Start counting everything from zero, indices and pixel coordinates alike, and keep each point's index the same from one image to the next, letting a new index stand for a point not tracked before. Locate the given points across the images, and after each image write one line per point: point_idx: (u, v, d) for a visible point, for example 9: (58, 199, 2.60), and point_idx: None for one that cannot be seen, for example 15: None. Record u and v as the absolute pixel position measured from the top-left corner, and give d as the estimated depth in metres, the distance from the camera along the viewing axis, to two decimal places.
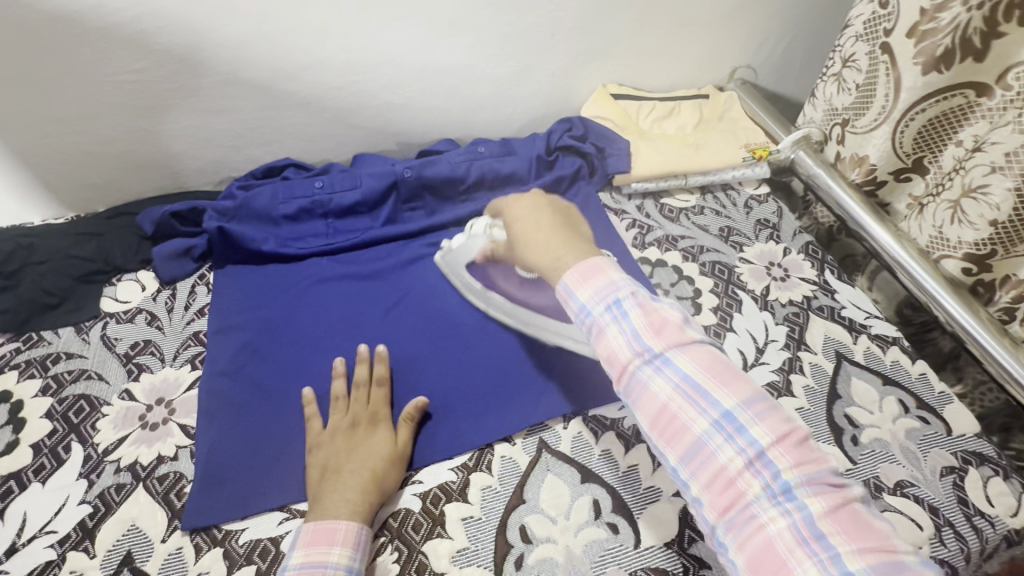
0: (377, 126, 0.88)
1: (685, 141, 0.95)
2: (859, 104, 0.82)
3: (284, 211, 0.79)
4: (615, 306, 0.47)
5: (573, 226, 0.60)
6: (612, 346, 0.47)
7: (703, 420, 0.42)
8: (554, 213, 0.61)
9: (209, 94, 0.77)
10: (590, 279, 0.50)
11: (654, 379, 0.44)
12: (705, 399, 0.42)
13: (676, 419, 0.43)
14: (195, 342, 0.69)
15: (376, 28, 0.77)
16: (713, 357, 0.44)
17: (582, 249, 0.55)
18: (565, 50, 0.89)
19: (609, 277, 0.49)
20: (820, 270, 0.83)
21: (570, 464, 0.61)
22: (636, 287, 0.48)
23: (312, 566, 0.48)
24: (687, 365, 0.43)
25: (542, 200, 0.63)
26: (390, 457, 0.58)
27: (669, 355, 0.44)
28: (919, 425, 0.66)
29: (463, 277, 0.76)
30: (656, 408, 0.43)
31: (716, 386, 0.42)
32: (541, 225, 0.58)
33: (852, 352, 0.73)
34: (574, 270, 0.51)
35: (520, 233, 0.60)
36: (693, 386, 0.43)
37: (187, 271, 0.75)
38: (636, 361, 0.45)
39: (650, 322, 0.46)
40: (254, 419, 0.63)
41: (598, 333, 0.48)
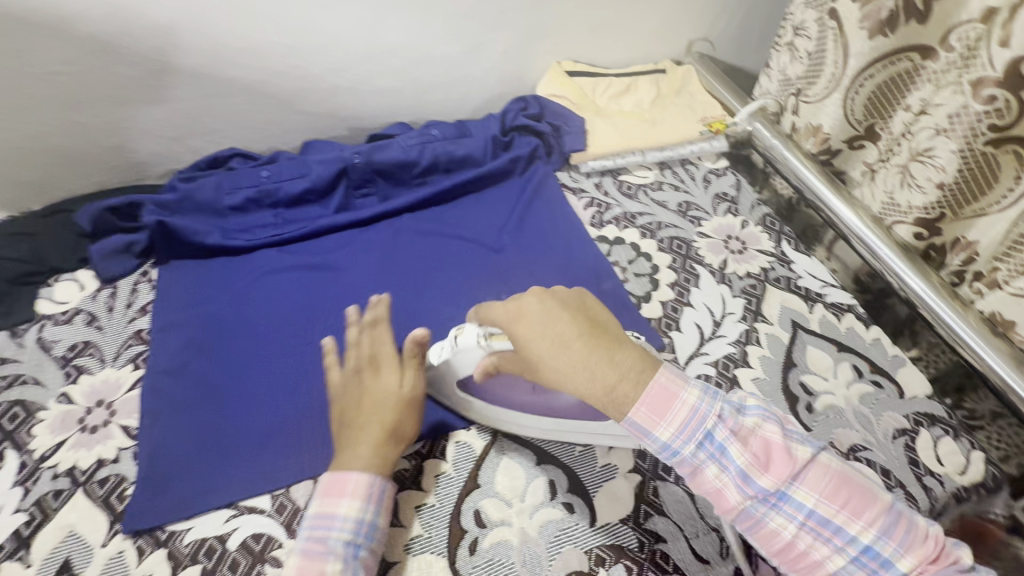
0: (326, 112, 0.86)
1: (642, 117, 0.94)
2: (810, 73, 0.81)
3: (230, 201, 0.77)
4: (707, 442, 0.45)
5: (604, 335, 0.47)
6: (715, 485, 0.45)
7: (836, 553, 0.43)
8: (578, 316, 0.47)
9: (141, 83, 0.74)
10: (667, 414, 0.45)
11: (774, 518, 0.43)
12: (837, 533, 0.43)
13: (804, 552, 0.43)
14: (137, 341, 0.67)
15: (316, 6, 0.74)
16: (834, 478, 0.44)
17: (631, 362, 0.46)
18: (517, 26, 0.86)
19: (688, 405, 0.45)
20: (777, 241, 0.83)
21: (526, 446, 0.60)
22: (720, 409, 0.46)
23: (323, 517, 0.49)
24: (810, 500, 0.43)
25: (545, 297, 0.49)
26: (402, 401, 0.57)
27: (785, 490, 0.43)
28: (872, 389, 0.67)
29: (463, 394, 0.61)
30: (779, 543, 0.44)
31: (846, 518, 0.42)
32: (569, 343, 0.46)
33: (809, 321, 0.73)
34: (643, 407, 0.45)
35: (539, 355, 0.47)
36: (822, 523, 0.43)
37: (127, 268, 0.72)
38: (748, 501, 0.44)
39: (754, 458, 0.44)
40: (201, 417, 0.61)
41: (692, 471, 0.46)
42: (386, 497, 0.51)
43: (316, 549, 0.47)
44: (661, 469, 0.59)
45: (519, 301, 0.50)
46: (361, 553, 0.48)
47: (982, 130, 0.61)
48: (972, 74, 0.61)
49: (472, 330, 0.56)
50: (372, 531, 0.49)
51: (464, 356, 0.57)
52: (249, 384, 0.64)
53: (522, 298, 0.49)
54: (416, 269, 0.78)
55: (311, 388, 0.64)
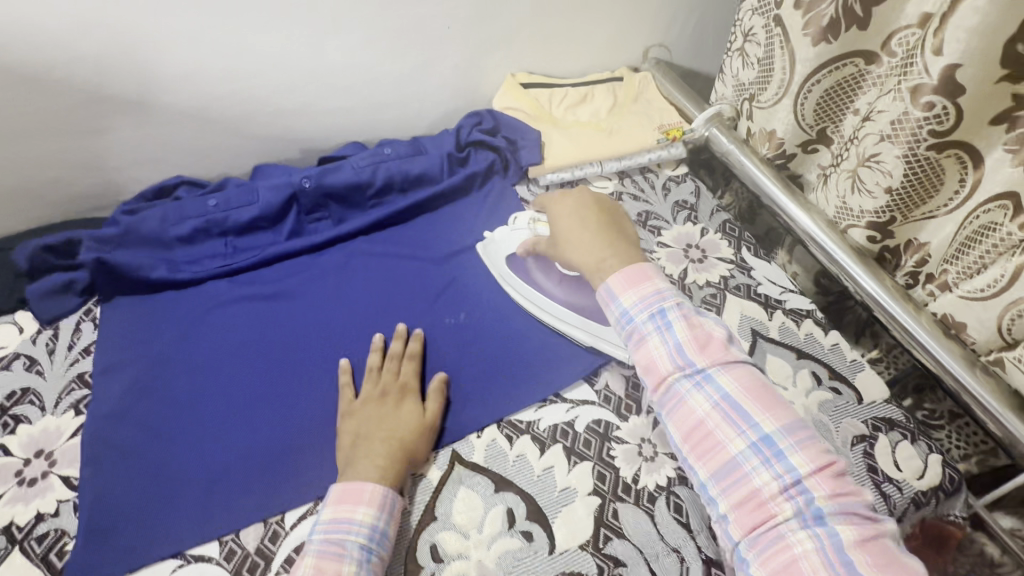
0: (274, 135, 0.84)
1: (599, 127, 0.93)
2: (761, 79, 0.81)
3: (177, 232, 0.75)
4: (659, 316, 0.53)
5: (616, 226, 0.64)
6: (652, 355, 0.52)
7: (739, 441, 0.46)
8: (600, 213, 0.65)
9: (76, 114, 0.71)
10: (633, 286, 0.55)
11: (692, 393, 0.49)
12: (744, 420, 0.47)
13: (712, 436, 0.47)
14: (80, 385, 0.64)
15: (254, 29, 0.72)
16: (754, 379, 0.49)
17: (627, 255, 0.60)
18: (466, 40, 0.85)
19: (655, 286, 0.55)
20: (737, 248, 0.82)
21: (483, 474, 0.59)
22: (681, 300, 0.54)
23: (338, 522, 0.49)
24: (730, 385, 0.49)
25: (582, 198, 0.67)
26: (420, 428, 0.59)
27: (712, 371, 0.50)
28: (832, 396, 0.66)
29: (500, 266, 0.76)
30: (691, 422, 0.48)
31: (757, 409, 0.47)
32: (586, 227, 0.64)
33: (768, 329, 0.73)
34: (620, 275, 0.57)
35: (560, 233, 0.66)
36: (733, 406, 0.48)
37: (69, 307, 0.70)
38: (676, 373, 0.51)
39: (694, 337, 0.51)
40: (148, 462, 0.59)
41: (638, 339, 0.54)
42: (397, 507, 0.52)
43: (333, 553, 0.47)
44: (622, 490, 0.58)
45: (565, 193, 0.69)
46: (373, 560, 0.48)
47: (924, 136, 0.61)
48: (909, 80, 0.60)
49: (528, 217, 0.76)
50: (383, 540, 0.50)
51: (515, 236, 0.76)
52: (199, 425, 0.62)
53: (567, 192, 0.69)
54: (369, 292, 0.75)
55: (263, 424, 0.62)
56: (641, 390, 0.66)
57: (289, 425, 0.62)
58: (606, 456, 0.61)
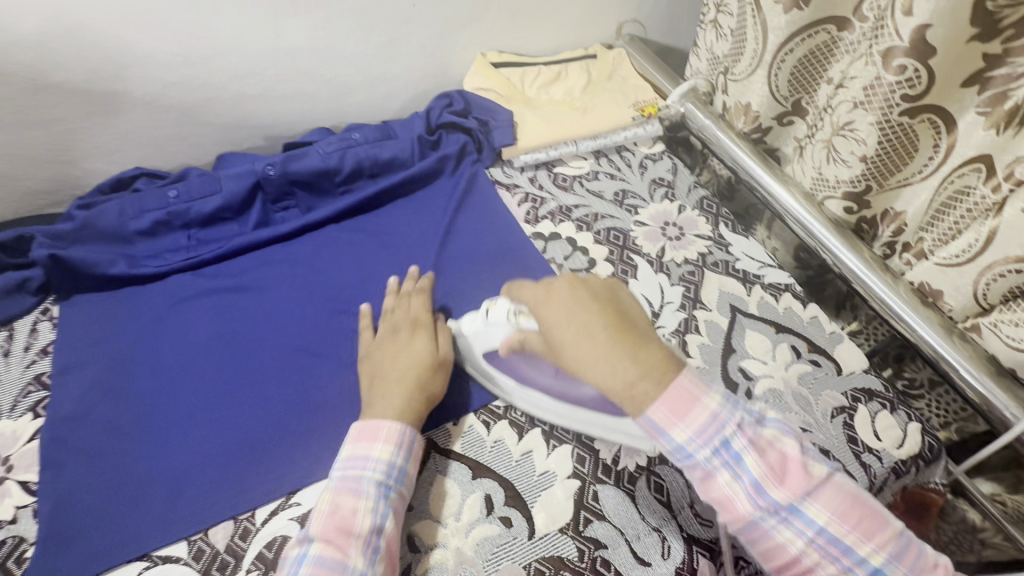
0: (235, 122, 0.81)
1: (573, 105, 0.91)
2: (734, 51, 0.80)
3: (136, 226, 0.71)
4: (723, 448, 0.44)
5: (632, 329, 0.49)
6: (725, 492, 0.44)
7: (844, 573, 0.42)
8: (607, 313, 0.49)
9: (19, 104, 0.68)
10: (684, 414, 0.45)
11: (781, 530, 0.43)
12: (846, 554, 0.42)
13: (811, 572, 0.43)
14: (37, 387, 0.62)
15: (206, 10, 0.69)
16: (847, 496, 0.44)
17: (658, 367, 0.47)
18: (432, 19, 0.83)
19: (709, 411, 0.45)
20: (715, 224, 0.81)
21: (460, 460, 0.58)
22: (740, 418, 0.46)
23: (358, 460, 0.52)
24: (823, 517, 0.43)
25: (576, 290, 0.51)
26: (433, 363, 0.60)
27: (798, 505, 0.43)
28: (811, 368, 0.66)
29: (480, 366, 0.62)
30: (784, 559, 0.43)
31: (855, 536, 0.42)
32: (597, 338, 0.48)
33: (747, 304, 0.72)
34: (662, 406, 0.46)
35: (561, 347, 0.49)
36: (831, 540, 0.42)
37: (24, 308, 0.67)
38: (758, 511, 0.43)
39: (768, 467, 0.44)
40: (111, 464, 0.56)
41: (701, 476, 0.45)
42: (415, 446, 0.54)
43: (350, 488, 0.50)
44: (601, 472, 0.58)
45: (551, 286, 0.52)
46: (391, 494, 0.51)
47: (896, 101, 0.60)
48: (880, 44, 0.59)
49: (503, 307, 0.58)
50: (401, 477, 0.52)
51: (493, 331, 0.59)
52: (164, 425, 0.59)
53: (554, 283, 0.52)
54: (340, 282, 0.73)
55: (233, 421, 0.60)
56: None
57: (260, 420, 0.60)
58: (585, 438, 0.60)
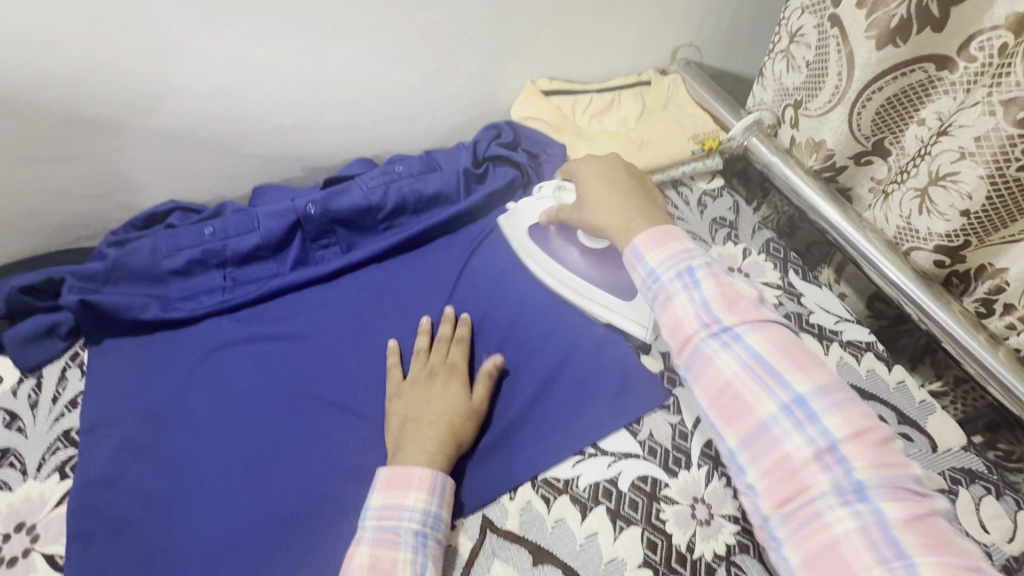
0: (274, 152, 0.77)
1: (628, 137, 0.86)
2: (810, 84, 0.74)
3: (170, 265, 0.67)
4: (686, 272, 0.49)
5: (650, 197, 0.60)
6: (678, 314, 0.48)
7: (770, 402, 0.42)
8: (620, 175, 0.62)
9: (48, 139, 0.64)
10: (659, 244, 0.52)
11: (720, 354, 0.45)
12: (775, 380, 0.43)
13: (739, 397, 0.44)
14: (65, 444, 0.58)
15: (246, 39, 0.64)
16: (788, 340, 0.45)
17: (656, 214, 0.57)
18: (482, 45, 0.78)
19: (683, 245, 0.51)
20: (784, 271, 0.75)
21: (519, 544, 0.53)
22: (710, 259, 0.50)
23: (391, 508, 0.49)
24: (760, 343, 0.44)
25: (615, 161, 0.64)
26: (470, 412, 0.58)
27: (741, 332, 0.45)
28: (902, 443, 0.60)
29: (521, 236, 0.74)
30: (718, 385, 0.45)
31: (790, 368, 0.43)
32: (614, 189, 0.60)
33: (825, 365, 0.66)
34: (646, 236, 0.53)
35: (585, 200, 0.62)
36: (762, 365, 0.44)
37: (53, 353, 0.63)
38: (703, 333, 0.46)
39: (722, 292, 0.47)
40: (144, 538, 0.52)
41: (663, 299, 0.50)
42: (449, 490, 0.52)
43: (388, 540, 0.48)
44: (675, 561, 0.52)
45: (598, 157, 0.65)
46: (429, 544, 0.49)
47: (1016, 155, 0.54)
48: (1002, 91, 0.54)
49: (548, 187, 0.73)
50: (437, 523, 0.50)
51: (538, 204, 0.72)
52: (199, 492, 0.55)
53: (596, 156, 0.65)
54: (382, 329, 0.68)
55: (273, 489, 0.55)
56: (689, 440, 0.59)
57: (300, 487, 0.56)
58: (656, 520, 0.54)
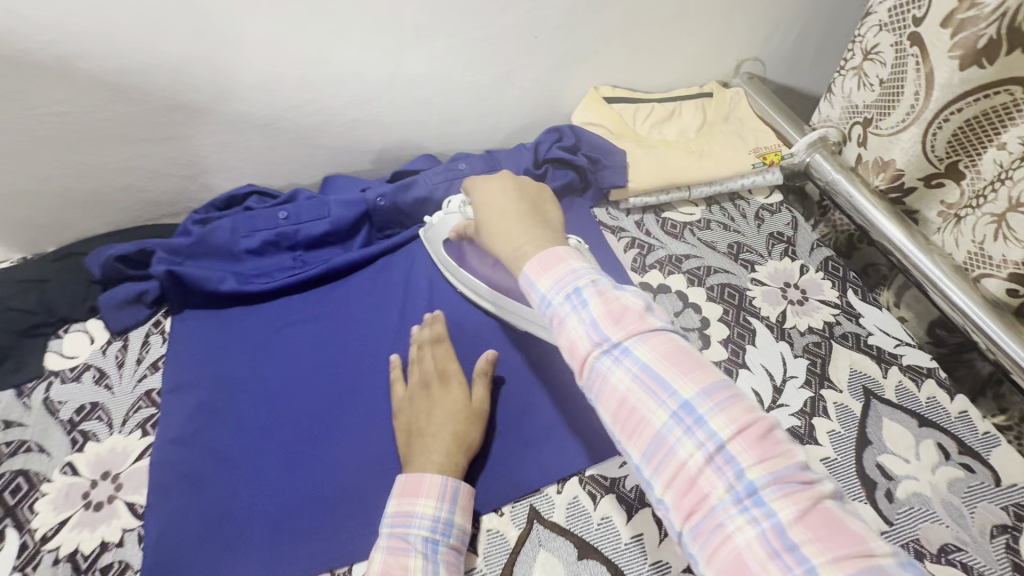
0: (347, 145, 0.81)
1: (688, 147, 0.86)
2: (882, 102, 0.73)
3: (246, 245, 0.72)
4: (573, 293, 0.44)
5: (541, 217, 0.55)
6: (571, 337, 0.43)
7: (662, 411, 0.39)
8: (522, 200, 0.57)
9: (148, 123, 0.69)
10: (549, 268, 0.47)
11: (612, 370, 0.41)
12: (665, 389, 0.39)
13: (635, 411, 0.39)
14: (147, 403, 0.62)
15: (334, 38, 0.68)
16: (677, 347, 0.41)
17: (542, 237, 0.52)
18: (551, 51, 0.80)
19: (569, 266, 0.46)
20: (842, 290, 0.74)
21: (565, 536, 0.54)
22: (597, 275, 0.46)
23: (402, 516, 0.49)
24: (648, 355, 0.40)
25: (505, 182, 0.58)
26: (471, 414, 0.58)
27: (629, 345, 0.41)
28: (963, 474, 0.58)
29: (439, 252, 0.73)
30: (616, 401, 0.40)
31: (676, 375, 0.39)
32: (504, 213, 0.55)
33: (883, 388, 0.65)
34: (534, 260, 0.48)
35: (486, 222, 0.56)
36: (652, 375, 0.40)
37: (139, 319, 0.68)
38: (596, 351, 0.42)
39: (608, 309, 0.43)
40: (215, 495, 0.56)
41: (557, 324, 0.45)
42: (461, 495, 0.51)
43: (397, 547, 0.47)
44: None
45: (488, 180, 0.60)
46: (441, 549, 0.48)
47: None
48: None
49: (461, 199, 0.69)
50: (449, 530, 0.49)
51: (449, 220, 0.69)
52: (265, 457, 0.58)
53: (490, 178, 0.60)
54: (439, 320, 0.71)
55: (333, 461, 0.58)
56: None
57: (357, 461, 0.59)
58: None
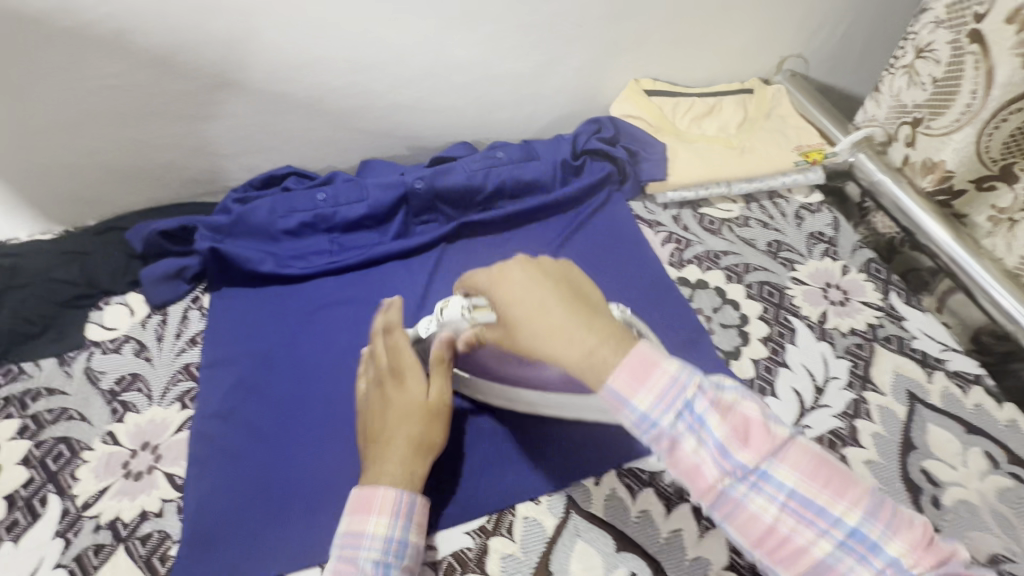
0: (385, 129, 0.81)
1: (728, 143, 0.85)
2: (934, 102, 0.71)
3: (284, 225, 0.71)
4: (686, 411, 0.39)
5: (592, 309, 0.44)
6: (692, 461, 0.38)
7: (817, 534, 0.36)
8: (560, 284, 0.45)
9: (194, 100, 0.70)
10: (644, 380, 0.40)
11: (752, 497, 0.37)
12: (814, 510, 0.36)
13: (786, 539, 0.36)
14: (185, 377, 0.63)
15: (382, 20, 0.68)
16: (815, 457, 0.38)
17: (612, 331, 0.42)
18: (595, 40, 0.79)
19: (669, 376, 0.40)
20: (885, 292, 0.73)
21: (603, 528, 0.53)
22: (699, 378, 0.40)
23: (352, 536, 0.46)
24: (790, 477, 0.37)
25: (529, 270, 0.45)
26: (428, 413, 0.53)
27: (764, 467, 0.37)
28: (1012, 483, 0.57)
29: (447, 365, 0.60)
30: (758, 529, 0.37)
31: (823, 494, 0.37)
32: (551, 314, 0.43)
33: (927, 393, 0.63)
34: (620, 371, 0.40)
35: (523, 327, 0.43)
36: (799, 498, 0.37)
37: (178, 294, 0.69)
38: (727, 478, 0.37)
39: (731, 428, 0.38)
40: (253, 470, 0.56)
41: (668, 448, 0.39)
42: (416, 511, 0.48)
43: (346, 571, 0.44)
44: None
45: (502, 267, 0.46)
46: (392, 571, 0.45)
47: None
48: None
49: (460, 305, 0.54)
50: (403, 550, 0.46)
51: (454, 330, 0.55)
52: (302, 436, 0.58)
53: (504, 266, 0.46)
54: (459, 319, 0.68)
55: None
56: None
57: None
58: None
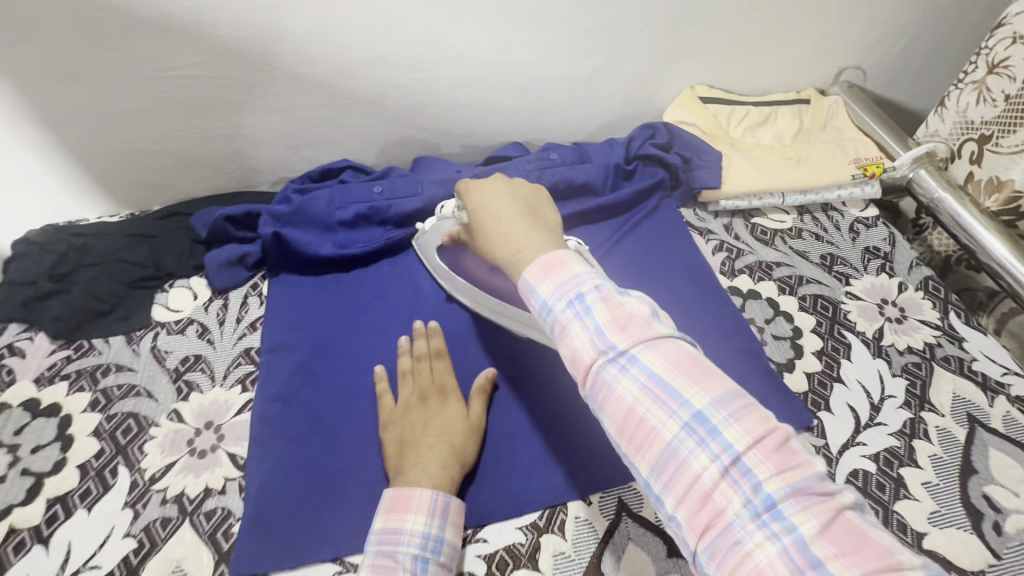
0: (441, 127, 0.82)
1: (784, 153, 0.84)
2: (1005, 119, 0.71)
3: (340, 217, 0.73)
4: (576, 299, 0.41)
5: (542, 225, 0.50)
6: (572, 346, 0.41)
7: (672, 421, 0.37)
8: (519, 201, 0.52)
9: (263, 92, 0.72)
10: (551, 273, 0.43)
11: (619, 379, 0.39)
12: (675, 398, 0.37)
13: (643, 423, 0.37)
14: (246, 360, 0.65)
15: (450, 20, 0.69)
16: (685, 353, 0.39)
17: (548, 242, 0.47)
18: (654, 46, 0.79)
19: (572, 270, 0.43)
20: (944, 311, 0.71)
21: (656, 533, 0.53)
22: (602, 280, 0.43)
23: (389, 533, 0.47)
24: (656, 363, 0.38)
25: (505, 188, 0.53)
26: (471, 430, 0.57)
27: (636, 352, 0.39)
28: None
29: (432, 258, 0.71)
30: (622, 412, 0.38)
31: (686, 384, 0.37)
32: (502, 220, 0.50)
33: (989, 417, 0.62)
34: (534, 264, 0.44)
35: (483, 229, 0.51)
36: (662, 385, 0.37)
37: (239, 280, 0.71)
38: (600, 359, 0.39)
39: (613, 316, 0.40)
40: (313, 453, 0.58)
41: (559, 333, 0.42)
42: (451, 510, 0.50)
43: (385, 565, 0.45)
44: None
45: (484, 185, 0.55)
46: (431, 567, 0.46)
47: None
48: None
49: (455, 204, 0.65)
50: (440, 547, 0.48)
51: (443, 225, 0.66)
52: (359, 423, 0.60)
53: (486, 183, 0.55)
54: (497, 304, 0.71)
55: None
56: (834, 466, 0.58)
57: None
58: None
